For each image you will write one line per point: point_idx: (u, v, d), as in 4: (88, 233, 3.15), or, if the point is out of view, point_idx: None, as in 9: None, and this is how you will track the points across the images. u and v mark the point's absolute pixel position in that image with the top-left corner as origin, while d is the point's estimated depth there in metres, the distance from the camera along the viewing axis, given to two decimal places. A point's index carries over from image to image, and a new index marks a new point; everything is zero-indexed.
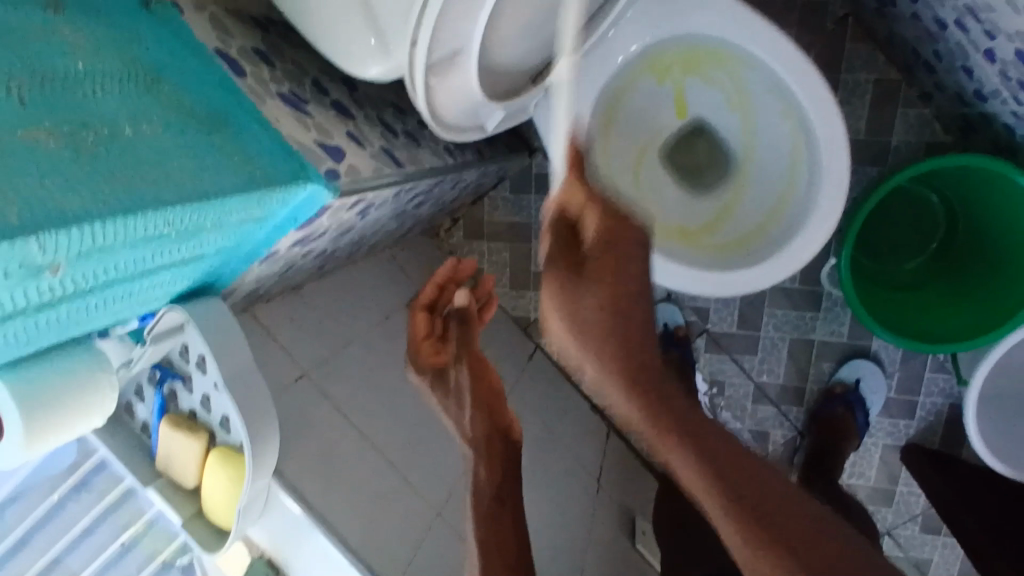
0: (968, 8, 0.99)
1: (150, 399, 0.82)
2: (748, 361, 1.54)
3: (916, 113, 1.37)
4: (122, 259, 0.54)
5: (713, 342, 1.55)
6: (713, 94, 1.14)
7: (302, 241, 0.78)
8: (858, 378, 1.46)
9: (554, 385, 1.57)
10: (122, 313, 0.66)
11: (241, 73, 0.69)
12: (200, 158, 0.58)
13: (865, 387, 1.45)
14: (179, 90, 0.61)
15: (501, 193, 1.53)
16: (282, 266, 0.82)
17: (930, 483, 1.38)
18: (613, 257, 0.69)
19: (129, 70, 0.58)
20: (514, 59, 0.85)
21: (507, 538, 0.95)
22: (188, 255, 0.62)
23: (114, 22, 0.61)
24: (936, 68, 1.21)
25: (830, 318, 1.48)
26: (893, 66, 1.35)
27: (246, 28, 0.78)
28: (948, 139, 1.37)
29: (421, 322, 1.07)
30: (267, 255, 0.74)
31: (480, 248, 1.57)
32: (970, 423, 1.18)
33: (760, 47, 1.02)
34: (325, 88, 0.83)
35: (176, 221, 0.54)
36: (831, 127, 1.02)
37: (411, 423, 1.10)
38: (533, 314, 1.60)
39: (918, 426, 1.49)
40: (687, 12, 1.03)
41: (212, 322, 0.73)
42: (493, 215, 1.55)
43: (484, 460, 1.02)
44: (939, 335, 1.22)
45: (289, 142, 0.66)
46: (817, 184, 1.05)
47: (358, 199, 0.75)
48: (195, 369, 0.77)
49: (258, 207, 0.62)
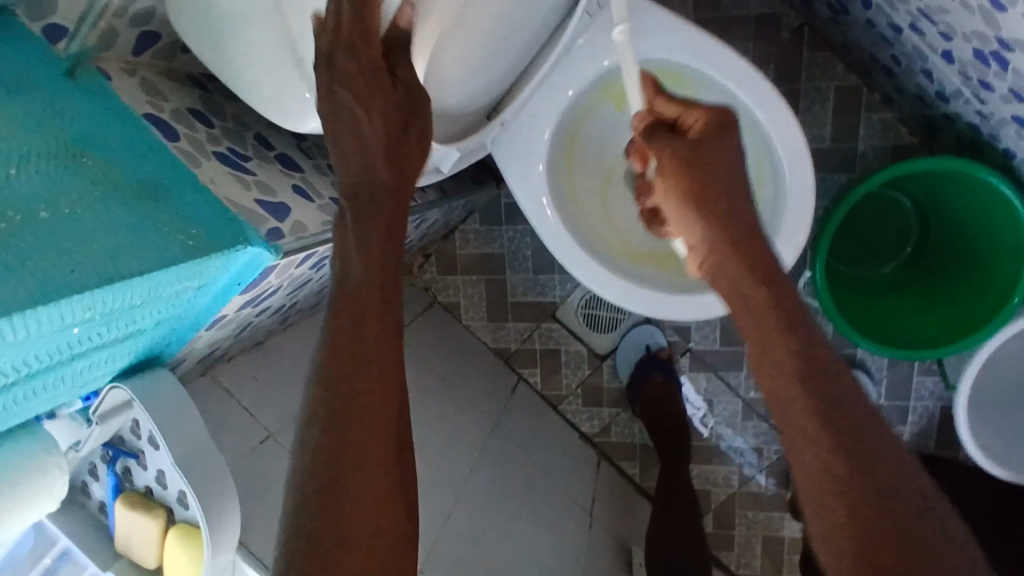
0: (921, 12, 0.98)
1: (105, 478, 0.78)
2: (734, 377, 1.52)
3: (880, 117, 1.36)
4: (44, 348, 0.51)
5: (698, 361, 1.52)
6: None
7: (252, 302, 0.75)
8: None
9: (540, 416, 1.53)
10: (61, 396, 0.63)
11: (173, 136, 0.67)
12: (126, 234, 0.55)
13: None
14: (104, 161, 0.59)
15: (471, 226, 1.51)
16: (235, 327, 0.79)
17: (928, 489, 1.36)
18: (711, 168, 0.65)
19: (48, 146, 0.56)
20: (461, 98, 0.83)
21: None
22: (123, 333, 0.59)
23: (31, 98, 0.58)
24: (895, 72, 1.21)
25: None
26: (852, 72, 1.35)
27: (181, 87, 0.75)
28: (914, 141, 1.36)
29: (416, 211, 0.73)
30: (214, 321, 0.71)
31: (455, 282, 1.54)
32: (964, 429, 1.15)
33: (713, 67, 1.00)
34: (269, 141, 0.81)
35: (99, 304, 0.52)
36: (793, 143, 1.00)
37: None
38: (513, 344, 1.57)
39: (912, 431, 1.46)
40: (635, 36, 1.01)
41: (160, 397, 0.70)
42: (465, 248, 1.53)
43: None
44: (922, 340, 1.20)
45: (226, 205, 0.64)
46: (784, 200, 1.03)
47: (306, 255, 0.72)
48: (148, 445, 0.73)
49: (193, 278, 0.59)
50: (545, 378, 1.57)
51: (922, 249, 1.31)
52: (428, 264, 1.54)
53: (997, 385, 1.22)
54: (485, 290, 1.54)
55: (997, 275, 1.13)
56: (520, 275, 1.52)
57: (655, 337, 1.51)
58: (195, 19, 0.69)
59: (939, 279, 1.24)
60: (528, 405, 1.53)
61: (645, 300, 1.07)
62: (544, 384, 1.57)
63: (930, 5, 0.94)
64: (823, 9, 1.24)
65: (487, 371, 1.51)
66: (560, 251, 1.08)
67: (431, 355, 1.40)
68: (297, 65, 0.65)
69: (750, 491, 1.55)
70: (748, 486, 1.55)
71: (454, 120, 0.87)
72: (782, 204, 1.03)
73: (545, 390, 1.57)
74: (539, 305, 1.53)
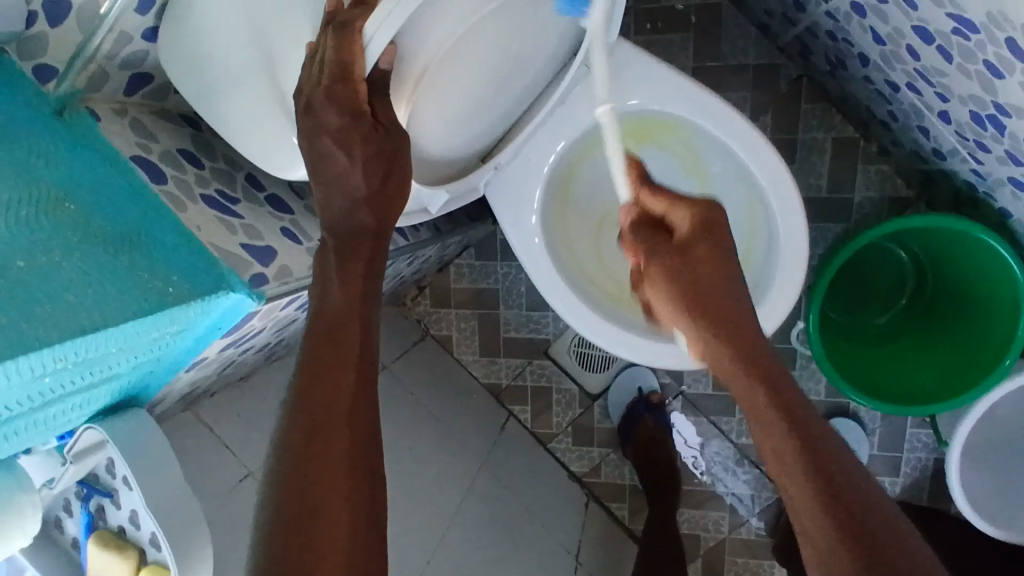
0: (918, 72, 0.99)
1: (78, 515, 0.77)
2: (726, 422, 1.50)
3: (876, 168, 1.37)
4: (12, 397, 0.51)
5: (690, 404, 1.51)
6: (667, 161, 1.12)
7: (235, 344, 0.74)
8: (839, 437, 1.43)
9: (529, 454, 1.52)
10: (34, 438, 0.63)
11: (161, 179, 0.67)
12: (102, 282, 0.55)
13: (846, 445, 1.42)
14: (86, 208, 0.59)
15: (466, 260, 1.51)
16: (218, 367, 0.79)
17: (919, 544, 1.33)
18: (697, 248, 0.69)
19: (30, 192, 0.56)
20: (454, 145, 0.84)
21: None
22: (98, 378, 0.59)
23: (19, 144, 0.59)
24: (892, 126, 1.22)
25: (805, 376, 1.46)
26: (849, 123, 1.36)
27: (174, 128, 0.76)
28: (910, 194, 1.36)
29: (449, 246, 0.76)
30: (194, 362, 0.70)
31: (448, 316, 1.54)
32: (955, 487, 1.13)
33: (709, 117, 1.01)
34: (260, 182, 0.82)
35: (69, 355, 0.52)
36: (786, 196, 1.01)
37: None
38: (505, 380, 1.55)
39: (904, 483, 1.45)
40: (633, 86, 1.01)
41: (136, 437, 0.69)
42: (460, 282, 1.53)
43: None
44: (917, 395, 1.19)
45: (208, 248, 0.63)
46: (776, 252, 1.03)
47: (292, 299, 0.72)
48: (122, 485, 0.72)
49: (170, 324, 0.59)
50: (535, 416, 1.55)
51: (917, 302, 1.31)
52: (422, 296, 1.54)
53: (991, 441, 1.21)
54: (478, 324, 1.54)
55: (991, 334, 1.13)
56: (514, 311, 1.52)
57: (647, 378, 1.50)
58: (190, 65, 0.70)
59: (933, 333, 1.24)
60: (517, 443, 1.52)
61: (640, 347, 1.06)
62: (534, 422, 1.55)
63: (927, 67, 0.96)
64: (821, 62, 1.25)
65: (477, 406, 1.50)
66: (552, 295, 1.08)
67: (421, 390, 1.39)
68: (287, 115, 0.66)
69: (739, 538, 1.53)
70: (737, 533, 1.53)
71: (447, 166, 0.88)
72: (774, 255, 1.03)
73: (535, 428, 1.55)
74: (532, 342, 1.53)
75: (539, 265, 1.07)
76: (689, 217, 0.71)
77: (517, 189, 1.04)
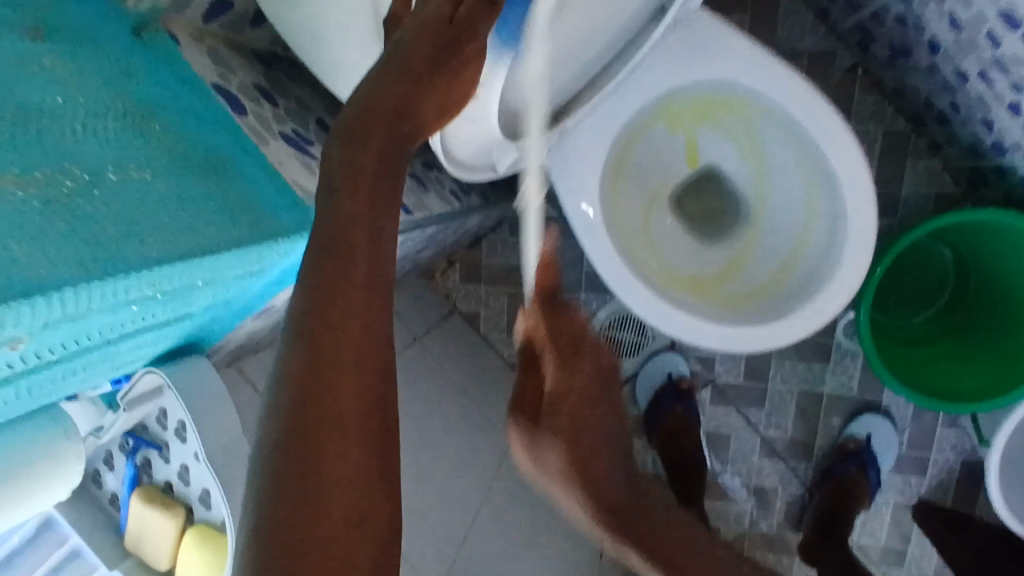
0: (994, 60, 0.96)
1: (122, 468, 0.74)
2: (754, 414, 1.49)
3: (924, 164, 1.34)
4: (98, 325, 0.47)
5: (718, 394, 1.49)
6: (726, 142, 1.12)
7: None
8: (869, 434, 1.40)
9: None
10: (95, 377, 0.58)
11: (242, 111, 0.62)
12: (194, 210, 0.51)
13: (876, 443, 1.39)
14: (173, 128, 0.54)
15: (499, 236, 1.47)
16: (277, 319, 0.75)
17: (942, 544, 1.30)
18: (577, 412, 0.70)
19: (115, 105, 0.51)
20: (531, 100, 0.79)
21: None
22: (174, 315, 0.55)
23: (102, 49, 0.54)
24: (951, 119, 1.18)
25: (838, 371, 1.44)
26: (903, 116, 1.33)
27: (247, 62, 0.72)
28: (959, 191, 1.34)
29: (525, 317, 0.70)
30: (263, 310, 0.66)
31: (477, 292, 1.49)
32: (993, 488, 1.10)
33: (784, 96, 1.00)
34: (330, 128, 0.78)
35: (164, 282, 0.48)
36: (858, 182, 0.99)
37: None
38: None
39: (930, 484, 1.42)
40: (707, 59, 1.00)
41: (198, 385, 0.65)
42: (490, 258, 1.49)
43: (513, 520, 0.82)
44: (957, 392, 1.17)
45: (292, 188, 0.60)
46: (842, 236, 1.00)
47: None
48: (175, 436, 0.69)
49: (256, 263, 0.55)
50: None
51: (955, 304, 1.30)
52: (452, 270, 1.50)
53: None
54: (507, 302, 1.49)
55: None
56: None
57: (678, 365, 1.48)
58: None
59: (974, 333, 1.23)
60: None
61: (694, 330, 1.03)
62: None
63: (1005, 54, 0.92)
64: (882, 50, 1.22)
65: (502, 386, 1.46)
66: (605, 269, 1.03)
67: None
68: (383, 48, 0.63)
69: (759, 532, 1.51)
70: (757, 527, 1.52)
71: None
72: (840, 240, 1.00)
73: None
74: None
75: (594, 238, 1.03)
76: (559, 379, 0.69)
77: (580, 157, 1.01)
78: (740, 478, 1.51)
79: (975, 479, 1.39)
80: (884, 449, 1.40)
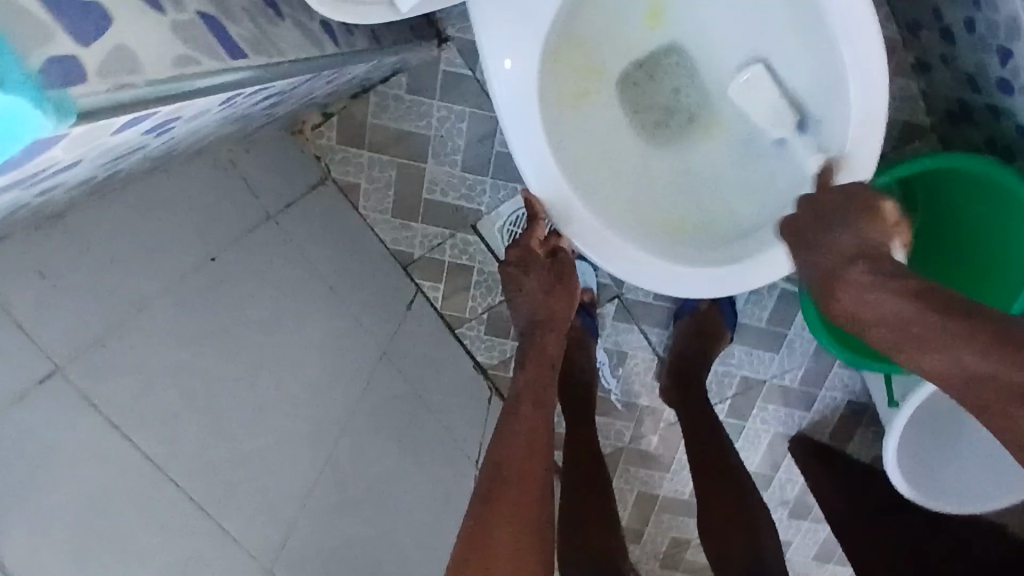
0: None
1: None
2: (655, 334, 1.39)
3: (901, 84, 1.10)
4: None
5: (623, 310, 1.37)
6: (706, 13, 0.85)
7: (104, 169, 0.53)
8: (776, 351, 1.33)
9: (433, 341, 1.22)
10: None
11: None
12: None
13: (781, 361, 1.34)
14: None
15: (393, 90, 1.15)
16: (104, 176, 0.57)
17: (814, 478, 1.25)
18: (524, 479, 0.71)
19: None
20: None
21: (534, 459, 0.74)
22: None
23: None
24: (959, 38, 0.94)
25: (751, 301, 1.31)
26: (896, 21, 1.08)
27: None
28: (927, 121, 1.12)
29: (540, 412, 0.80)
30: (45, 189, 0.48)
31: (358, 159, 1.19)
32: (892, 443, 1.00)
33: None
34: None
35: None
36: (863, 106, 0.74)
37: (219, 420, 0.74)
38: (418, 250, 1.24)
39: (813, 417, 1.37)
40: None
41: None
42: (379, 117, 1.17)
43: (535, 387, 0.83)
44: None
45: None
46: (824, 177, 0.77)
47: (169, 114, 0.43)
48: None
49: None
50: (449, 295, 1.26)
51: None
52: (328, 126, 1.17)
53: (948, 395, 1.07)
54: (395, 177, 1.20)
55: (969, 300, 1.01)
56: (444, 168, 1.19)
57: (586, 276, 1.31)
58: None
59: None
60: (423, 327, 1.22)
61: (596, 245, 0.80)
62: (446, 300, 1.26)
63: None
64: None
65: (381, 274, 1.18)
66: (546, 195, 0.80)
67: (309, 249, 1.02)
68: None
69: (637, 448, 1.46)
70: (636, 443, 1.46)
71: None
72: (820, 181, 0.77)
73: (446, 309, 1.26)
74: (459, 210, 1.21)
75: (521, 114, 0.77)
76: (537, 467, 0.73)
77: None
78: (619, 396, 1.42)
79: (854, 417, 1.36)
80: (780, 379, 1.35)
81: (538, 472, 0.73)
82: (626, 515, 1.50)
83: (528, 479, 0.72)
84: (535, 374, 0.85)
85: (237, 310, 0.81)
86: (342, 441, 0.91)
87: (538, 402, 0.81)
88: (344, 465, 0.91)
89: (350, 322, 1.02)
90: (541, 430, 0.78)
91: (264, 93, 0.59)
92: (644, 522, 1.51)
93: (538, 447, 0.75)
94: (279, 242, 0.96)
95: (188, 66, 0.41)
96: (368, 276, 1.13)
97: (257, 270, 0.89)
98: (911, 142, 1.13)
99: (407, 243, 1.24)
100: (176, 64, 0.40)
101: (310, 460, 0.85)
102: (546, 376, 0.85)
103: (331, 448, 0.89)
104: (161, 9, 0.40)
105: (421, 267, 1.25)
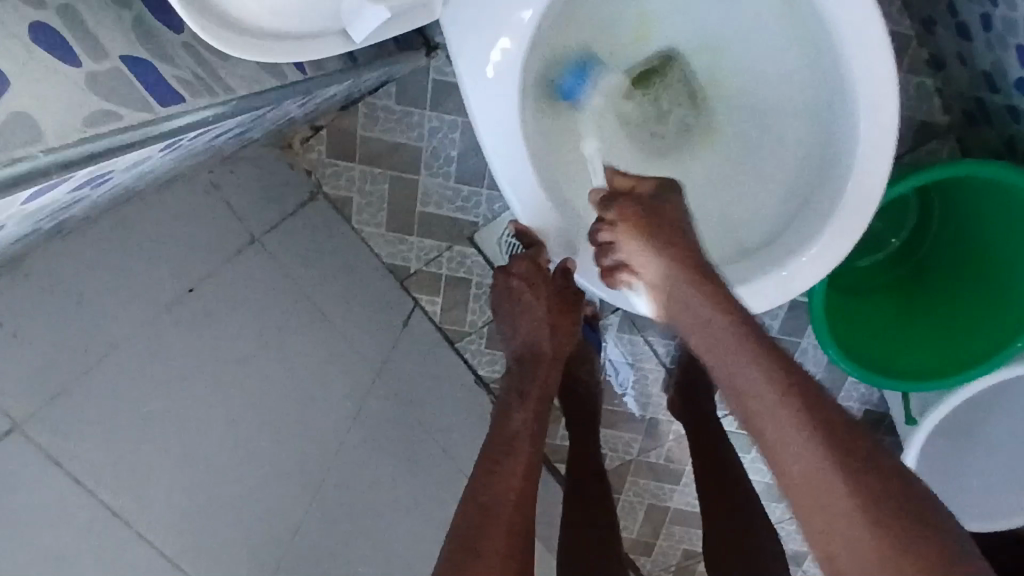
0: None
1: None
2: (662, 344, 1.34)
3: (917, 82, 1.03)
4: None
5: (628, 320, 1.32)
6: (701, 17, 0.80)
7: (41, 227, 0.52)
8: None
9: (431, 358, 1.19)
10: None
11: None
12: None
13: None
14: None
15: (381, 101, 1.11)
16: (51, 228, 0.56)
17: None
18: (512, 527, 0.66)
19: None
20: None
21: (523, 505, 0.69)
22: None
23: None
24: (976, 35, 0.88)
25: None
26: (909, 15, 1.01)
27: None
28: (944, 121, 1.05)
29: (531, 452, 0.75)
30: None
31: (349, 172, 1.15)
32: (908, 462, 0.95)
33: None
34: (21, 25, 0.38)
35: None
36: (872, 115, 0.69)
37: (196, 464, 0.72)
38: (414, 264, 1.20)
39: None
40: None
41: None
42: (368, 129, 1.12)
43: (528, 425, 0.77)
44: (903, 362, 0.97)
45: None
46: (832, 190, 0.72)
47: (94, 175, 0.43)
48: None
49: None
50: (447, 310, 1.22)
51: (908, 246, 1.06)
52: (317, 140, 1.13)
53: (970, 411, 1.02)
54: (388, 191, 1.16)
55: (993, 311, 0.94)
56: (437, 179, 1.15)
57: None
58: None
59: (919, 291, 1.03)
60: (421, 344, 1.19)
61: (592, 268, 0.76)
62: (445, 315, 1.22)
63: None
64: None
65: (375, 291, 1.14)
66: (538, 224, 0.75)
67: (297, 272, 0.98)
68: None
69: (646, 461, 1.42)
70: (645, 455, 1.41)
71: None
72: (828, 193, 0.72)
73: (445, 323, 1.23)
74: (454, 223, 1.17)
75: (505, 132, 0.72)
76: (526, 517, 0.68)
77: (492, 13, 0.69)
78: (633, 407, 1.38)
79: None
80: None
81: (527, 522, 0.68)
82: (637, 527, 1.46)
83: (515, 527, 0.66)
84: (526, 412, 0.79)
85: (216, 344, 0.78)
86: (330, 473, 0.88)
87: (531, 444, 0.75)
88: (333, 497, 0.88)
89: (340, 346, 0.99)
90: (533, 475, 0.72)
91: (213, 133, 0.58)
92: (655, 534, 1.47)
93: (525, 488, 0.70)
94: (266, 266, 0.93)
95: (101, 123, 0.42)
96: (361, 295, 1.10)
97: (241, 297, 0.86)
98: (928, 142, 1.06)
99: (402, 257, 1.20)
100: (86, 123, 0.41)
101: (296, 495, 0.83)
102: (540, 415, 0.80)
103: (319, 481, 0.86)
104: (76, 63, 0.42)
105: (418, 281, 1.21)
